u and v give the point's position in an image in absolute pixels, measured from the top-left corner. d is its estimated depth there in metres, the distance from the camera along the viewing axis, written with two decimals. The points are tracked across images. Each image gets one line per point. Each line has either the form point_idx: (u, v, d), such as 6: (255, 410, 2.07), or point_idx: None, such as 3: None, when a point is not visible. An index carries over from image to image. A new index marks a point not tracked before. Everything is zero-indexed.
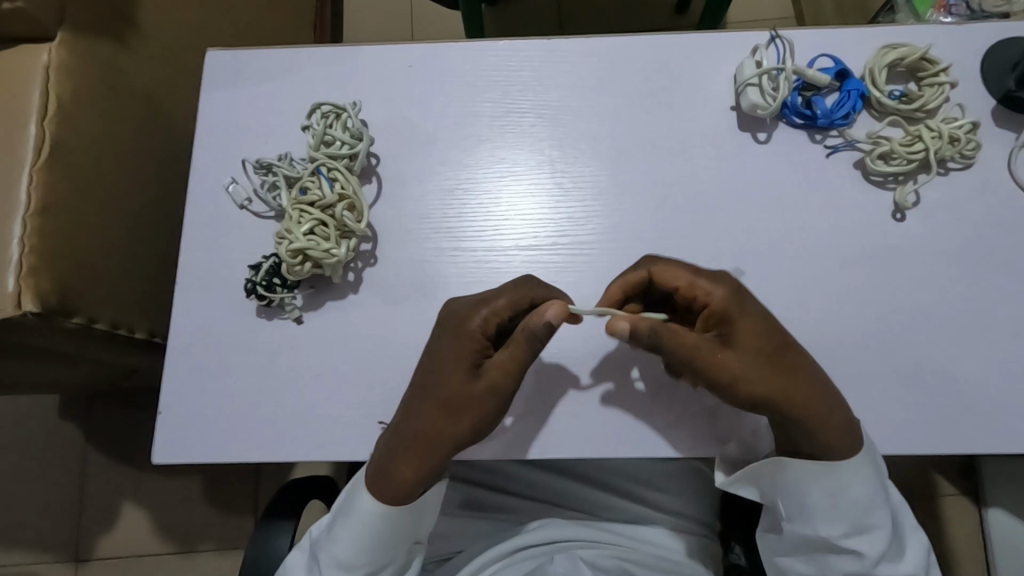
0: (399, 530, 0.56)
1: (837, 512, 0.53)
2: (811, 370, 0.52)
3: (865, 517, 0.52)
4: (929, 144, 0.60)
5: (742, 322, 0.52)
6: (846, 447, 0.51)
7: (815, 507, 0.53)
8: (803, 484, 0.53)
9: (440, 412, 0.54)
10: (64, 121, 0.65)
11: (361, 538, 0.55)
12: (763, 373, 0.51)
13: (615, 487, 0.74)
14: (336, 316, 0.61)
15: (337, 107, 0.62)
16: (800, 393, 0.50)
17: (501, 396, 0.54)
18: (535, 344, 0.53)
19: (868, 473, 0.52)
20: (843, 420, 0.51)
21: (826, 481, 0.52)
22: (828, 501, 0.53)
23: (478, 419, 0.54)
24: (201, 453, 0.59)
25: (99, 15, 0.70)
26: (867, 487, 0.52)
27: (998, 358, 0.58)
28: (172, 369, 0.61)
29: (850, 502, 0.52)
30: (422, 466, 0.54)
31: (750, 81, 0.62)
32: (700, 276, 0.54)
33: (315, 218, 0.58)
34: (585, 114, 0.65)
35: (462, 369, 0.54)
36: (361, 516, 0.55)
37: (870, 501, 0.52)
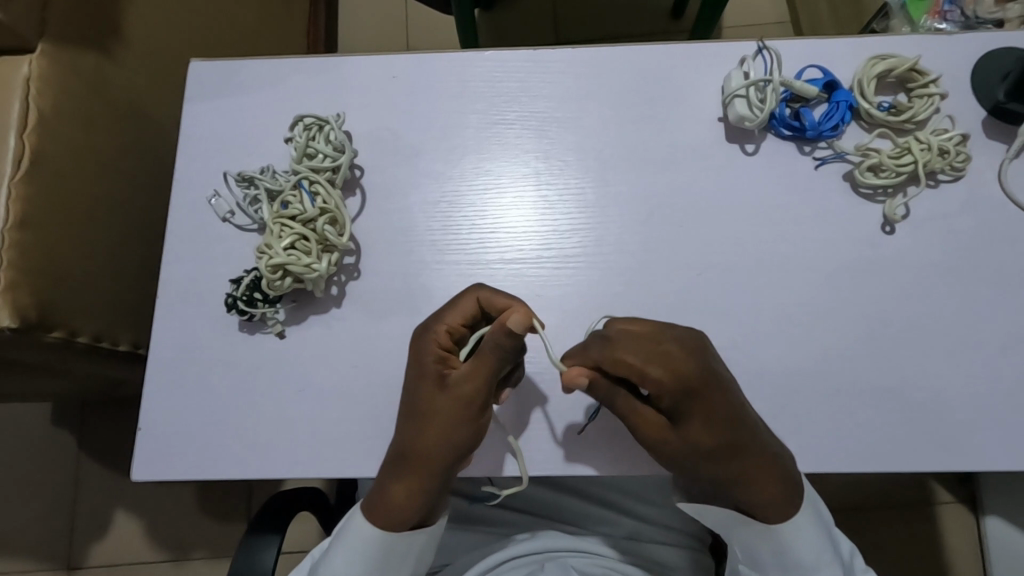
0: (394, 556, 0.55)
1: (786, 568, 0.54)
2: (751, 460, 0.50)
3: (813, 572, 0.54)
4: (918, 157, 0.59)
5: (692, 418, 0.49)
6: (777, 517, 0.52)
7: (768, 563, 0.55)
8: (757, 546, 0.54)
9: (425, 431, 0.52)
10: (45, 133, 0.65)
11: (358, 562, 0.55)
12: (703, 461, 0.50)
13: (601, 499, 0.73)
14: (318, 330, 0.60)
15: (320, 119, 0.61)
16: (741, 476, 0.50)
17: (473, 408, 0.51)
18: (500, 353, 0.50)
19: (810, 529, 0.53)
20: (784, 493, 0.51)
21: (772, 544, 0.54)
22: (777, 561, 0.54)
23: (467, 431, 0.52)
24: (182, 470, 0.58)
25: (82, 26, 0.70)
26: (815, 545, 0.53)
27: (988, 373, 0.57)
28: (154, 384, 0.60)
29: (797, 560, 0.54)
30: (414, 490, 0.52)
31: (737, 92, 0.61)
32: (650, 368, 0.48)
33: (296, 233, 0.57)
34: (572, 125, 0.65)
35: (432, 383, 0.52)
36: (359, 543, 0.54)
37: (817, 558, 0.54)
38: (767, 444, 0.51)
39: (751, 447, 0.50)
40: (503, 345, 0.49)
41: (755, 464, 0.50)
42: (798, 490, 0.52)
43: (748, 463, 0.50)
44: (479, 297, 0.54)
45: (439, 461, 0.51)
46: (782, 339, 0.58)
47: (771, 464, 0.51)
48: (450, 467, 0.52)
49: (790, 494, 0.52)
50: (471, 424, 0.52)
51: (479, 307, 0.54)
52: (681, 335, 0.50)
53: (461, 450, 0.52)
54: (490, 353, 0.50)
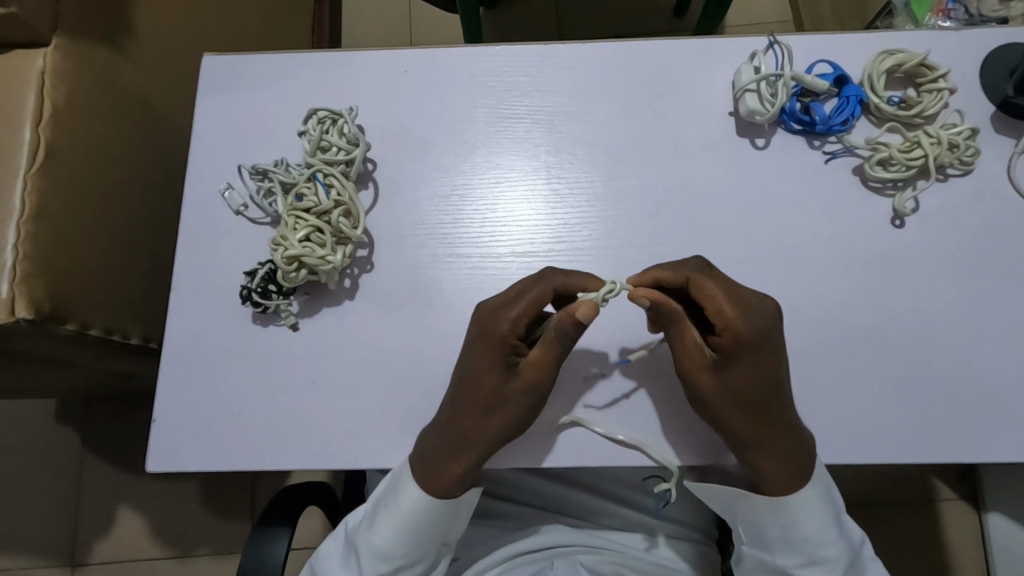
0: (440, 522, 0.57)
1: (788, 543, 0.55)
2: (786, 420, 0.52)
3: (814, 549, 0.55)
4: (928, 150, 0.59)
5: (747, 363, 0.52)
6: (778, 486, 0.54)
7: (771, 538, 0.56)
8: (761, 519, 0.56)
9: (485, 410, 0.54)
10: (59, 126, 0.65)
11: (407, 528, 0.56)
12: (737, 409, 0.52)
13: (612, 492, 0.73)
14: (332, 323, 0.61)
15: (333, 113, 0.62)
16: (765, 435, 0.52)
17: (540, 389, 0.54)
18: (565, 340, 0.52)
19: (817, 505, 0.54)
20: (791, 469, 0.53)
21: (777, 516, 0.55)
22: (779, 533, 0.55)
23: (527, 412, 0.54)
24: (196, 461, 0.59)
25: (94, 20, 0.70)
26: (817, 522, 0.54)
27: (997, 365, 0.58)
28: (168, 376, 0.60)
29: (800, 537, 0.55)
30: (470, 464, 0.55)
31: (748, 86, 0.62)
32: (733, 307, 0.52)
33: (310, 225, 0.57)
34: (582, 119, 0.65)
35: (497, 365, 0.54)
36: (408, 508, 0.56)
37: (822, 536, 0.54)
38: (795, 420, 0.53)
39: (789, 413, 0.53)
40: (569, 334, 0.51)
41: (780, 430, 0.52)
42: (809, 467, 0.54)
43: (772, 424, 0.52)
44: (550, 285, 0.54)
45: (496, 435, 0.54)
46: (793, 332, 0.59)
47: (791, 435, 0.52)
48: (503, 442, 0.55)
49: (795, 471, 0.53)
50: (531, 402, 0.54)
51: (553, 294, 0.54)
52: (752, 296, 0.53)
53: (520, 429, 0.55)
54: (556, 342, 0.52)
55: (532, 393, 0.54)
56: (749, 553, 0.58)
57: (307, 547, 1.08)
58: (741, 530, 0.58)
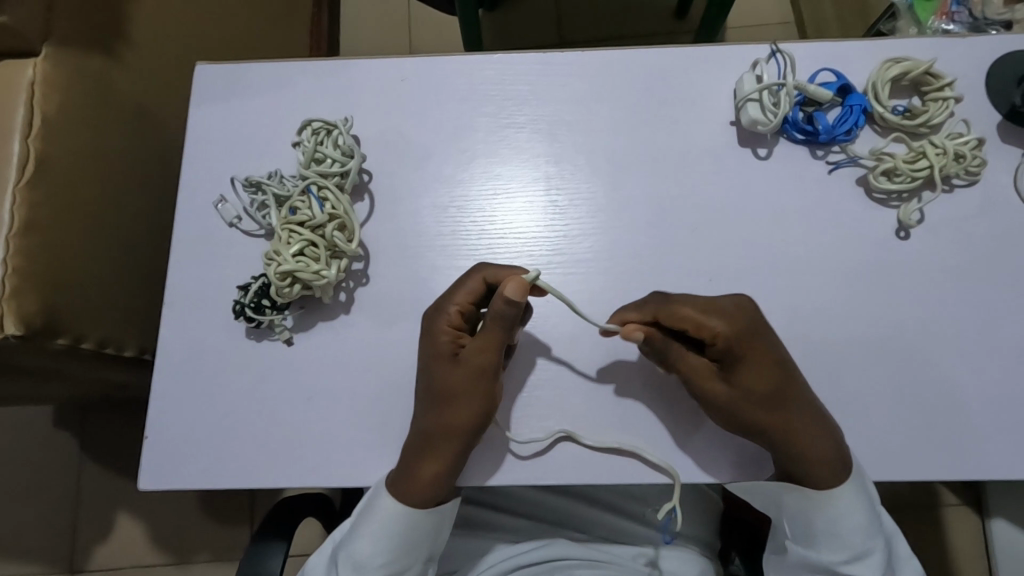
0: (420, 530, 0.55)
1: (836, 537, 0.54)
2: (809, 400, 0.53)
3: (862, 542, 0.53)
4: (933, 160, 0.58)
5: (748, 359, 0.52)
6: (828, 479, 0.52)
7: (818, 533, 0.54)
8: (807, 516, 0.54)
9: (441, 402, 0.54)
10: (50, 137, 0.64)
11: (384, 537, 0.55)
12: (758, 408, 0.52)
13: (608, 504, 0.73)
14: (326, 337, 0.60)
15: (328, 123, 0.60)
16: (793, 430, 0.51)
17: (489, 376, 0.54)
18: (503, 322, 0.52)
19: (862, 501, 0.53)
20: (833, 456, 0.52)
21: (823, 512, 0.53)
22: (827, 528, 0.54)
23: (483, 399, 0.53)
24: (189, 478, 0.58)
25: (87, 28, 0.69)
26: (864, 516, 0.53)
27: (1004, 379, 0.57)
28: (160, 391, 0.59)
29: (846, 531, 0.53)
30: (437, 464, 0.54)
31: (750, 96, 0.61)
32: (709, 314, 0.53)
33: (304, 239, 0.56)
34: (582, 129, 0.64)
35: (446, 355, 0.55)
36: (383, 518, 0.55)
37: (866, 527, 0.53)
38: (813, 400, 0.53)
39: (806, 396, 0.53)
40: (505, 315, 0.52)
41: (804, 417, 0.52)
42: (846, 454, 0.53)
43: (796, 418, 0.52)
44: (484, 275, 0.55)
45: (455, 428, 0.53)
46: (796, 345, 0.58)
47: (820, 421, 0.52)
48: (466, 437, 0.53)
49: (838, 454, 0.52)
50: (481, 390, 0.53)
51: (486, 284, 0.55)
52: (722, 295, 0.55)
53: (481, 419, 0.54)
54: (495, 325, 0.53)
55: (480, 379, 0.53)
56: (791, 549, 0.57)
57: (305, 554, 1.08)
58: (787, 527, 0.56)
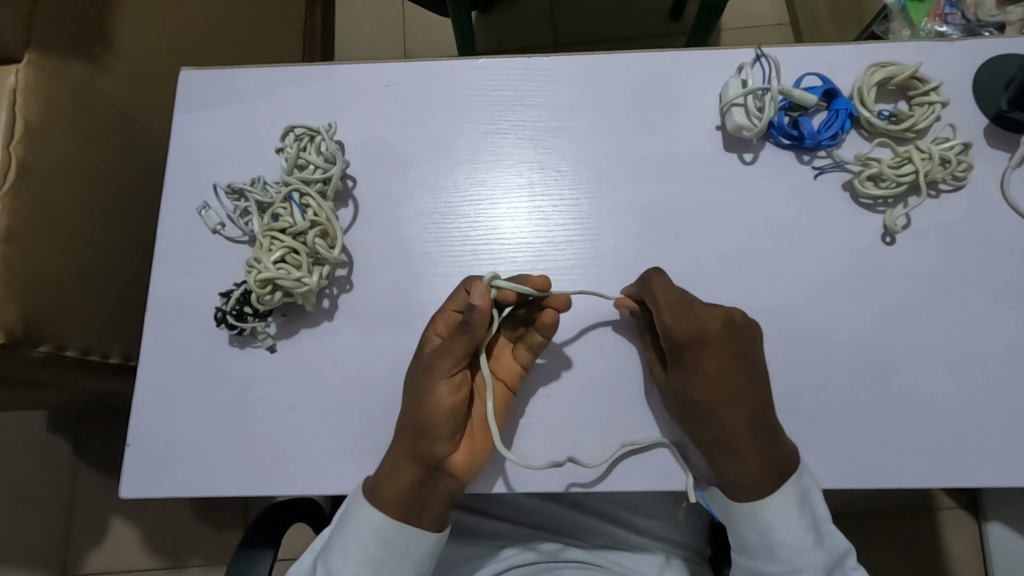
0: (395, 548, 0.55)
1: (768, 550, 0.54)
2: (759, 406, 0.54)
3: (793, 558, 0.53)
4: (919, 166, 0.58)
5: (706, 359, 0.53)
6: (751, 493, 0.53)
7: (753, 545, 0.54)
8: (743, 528, 0.54)
9: (409, 409, 0.54)
10: (32, 144, 0.64)
11: (360, 550, 0.55)
12: (710, 407, 0.53)
13: (601, 511, 0.72)
14: (309, 344, 0.59)
15: (311, 130, 0.60)
16: (733, 440, 0.53)
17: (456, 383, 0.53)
18: (466, 332, 0.52)
19: (792, 515, 0.53)
20: (759, 474, 0.53)
21: (754, 524, 0.54)
22: (759, 541, 0.54)
23: (449, 410, 0.53)
24: (170, 487, 0.57)
25: (71, 35, 0.69)
26: (795, 530, 0.53)
27: (991, 387, 0.56)
28: (142, 399, 0.59)
29: (778, 544, 0.53)
30: (400, 471, 0.54)
31: (735, 101, 0.60)
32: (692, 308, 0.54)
33: (286, 246, 0.56)
34: (567, 135, 0.64)
35: (422, 362, 0.54)
36: (365, 530, 0.55)
37: (800, 542, 0.53)
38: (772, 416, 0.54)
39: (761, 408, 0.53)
40: (471, 324, 0.52)
41: (741, 431, 0.53)
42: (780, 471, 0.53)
43: (740, 429, 0.53)
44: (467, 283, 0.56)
45: (418, 440, 0.53)
46: (781, 352, 0.57)
47: (759, 441, 0.53)
48: (428, 448, 0.53)
49: (766, 475, 0.53)
50: (445, 403, 0.53)
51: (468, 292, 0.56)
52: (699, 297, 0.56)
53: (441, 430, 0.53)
54: (458, 336, 0.53)
55: (445, 392, 0.53)
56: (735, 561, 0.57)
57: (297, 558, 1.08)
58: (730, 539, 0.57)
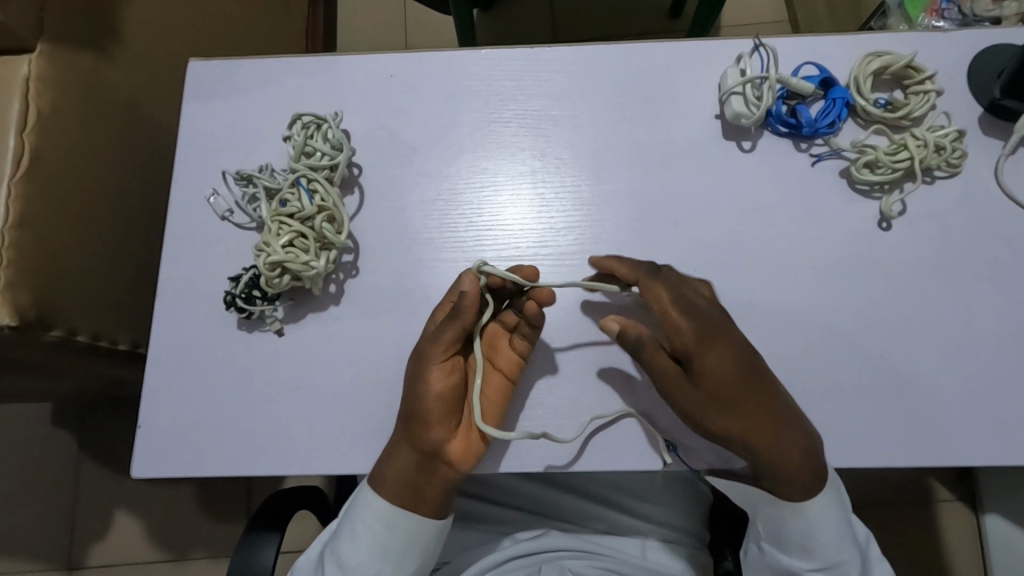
0: (398, 535, 0.56)
1: (808, 548, 0.55)
2: (780, 399, 0.53)
3: (834, 553, 0.55)
4: (914, 152, 0.59)
5: (711, 356, 0.54)
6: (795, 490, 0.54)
7: (790, 542, 0.56)
8: (781, 525, 0.56)
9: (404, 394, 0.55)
10: (43, 132, 0.65)
11: (363, 535, 0.56)
12: (726, 411, 0.53)
13: (604, 497, 0.73)
14: (316, 328, 0.60)
15: (318, 118, 0.62)
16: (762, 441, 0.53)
17: (444, 367, 0.54)
18: (454, 315, 0.54)
19: (834, 514, 0.54)
20: (806, 466, 0.53)
21: (797, 523, 0.55)
22: (799, 540, 0.55)
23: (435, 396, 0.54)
24: (180, 468, 0.59)
25: (81, 26, 0.70)
26: (836, 528, 0.55)
27: (985, 369, 0.57)
28: (152, 382, 0.60)
29: (822, 542, 0.55)
30: (394, 455, 0.55)
31: (734, 90, 0.61)
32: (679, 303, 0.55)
33: (294, 231, 0.57)
34: (568, 124, 0.65)
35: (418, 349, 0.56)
36: (369, 518, 0.56)
37: (839, 538, 0.55)
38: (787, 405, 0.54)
39: (777, 392, 0.54)
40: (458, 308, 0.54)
41: (772, 428, 0.53)
42: (819, 466, 0.53)
43: (766, 427, 0.52)
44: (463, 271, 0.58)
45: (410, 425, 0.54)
46: (778, 335, 0.58)
47: (793, 426, 0.53)
48: (418, 431, 0.54)
49: (812, 465, 0.53)
50: (433, 385, 0.54)
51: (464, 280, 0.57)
52: (695, 285, 0.57)
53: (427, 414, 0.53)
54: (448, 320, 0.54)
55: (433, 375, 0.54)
56: (763, 551, 0.58)
57: (301, 549, 1.08)
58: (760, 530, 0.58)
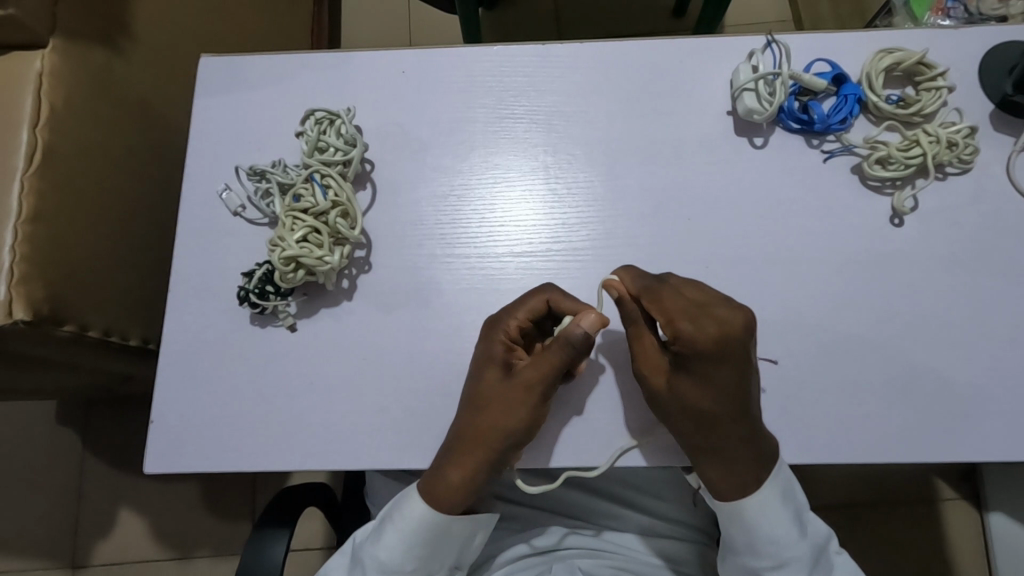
0: (450, 536, 0.57)
1: (752, 547, 0.55)
2: (747, 423, 0.52)
3: (783, 551, 0.54)
4: (927, 149, 0.59)
5: (698, 368, 0.52)
6: (725, 493, 0.54)
7: (741, 541, 0.56)
8: (731, 528, 0.56)
9: (482, 412, 0.54)
10: (57, 128, 0.65)
11: (411, 541, 0.56)
12: (681, 412, 0.53)
13: (613, 494, 0.73)
14: (329, 323, 0.60)
15: (331, 113, 0.62)
16: (710, 444, 0.53)
17: (540, 396, 0.55)
18: (569, 349, 0.53)
19: (775, 508, 0.54)
20: (735, 476, 0.54)
21: (740, 523, 0.55)
22: (746, 539, 0.55)
23: (527, 424, 0.55)
24: (194, 463, 0.59)
25: (92, 22, 0.70)
26: (777, 524, 0.54)
27: (996, 365, 0.58)
28: (165, 377, 0.60)
29: (765, 541, 0.54)
30: (468, 472, 0.54)
31: (746, 85, 0.61)
32: (686, 318, 0.51)
33: (308, 225, 0.57)
34: (580, 120, 0.65)
35: (497, 365, 0.56)
36: (415, 525, 0.56)
37: (784, 536, 0.54)
38: (751, 430, 0.52)
39: (750, 417, 0.52)
40: (572, 344, 0.53)
41: (727, 440, 0.52)
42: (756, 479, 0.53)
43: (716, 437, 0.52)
44: (547, 296, 0.56)
45: (494, 444, 0.54)
46: (792, 330, 0.59)
47: (740, 446, 0.52)
48: (505, 452, 0.55)
49: (738, 481, 0.54)
50: (529, 409, 0.54)
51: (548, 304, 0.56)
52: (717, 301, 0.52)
53: (517, 439, 0.55)
54: (556, 352, 0.54)
55: (528, 399, 0.54)
56: (728, 556, 0.58)
57: (306, 548, 1.08)
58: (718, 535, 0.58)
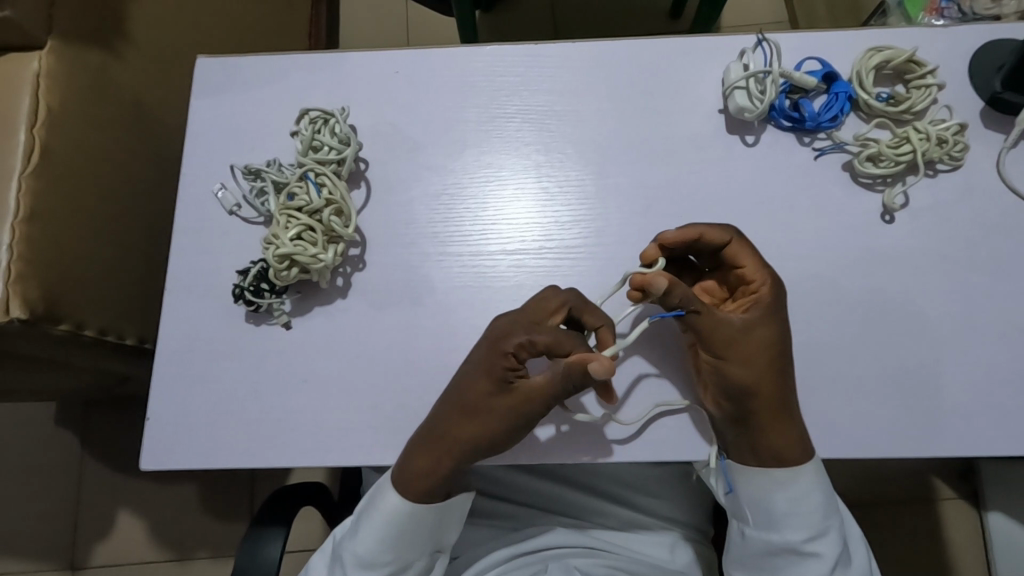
0: (426, 523, 0.57)
1: (796, 516, 0.55)
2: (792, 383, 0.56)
3: (822, 520, 0.55)
4: (917, 145, 0.60)
5: (777, 316, 0.54)
6: (793, 452, 0.54)
7: (780, 513, 0.56)
8: (771, 498, 0.56)
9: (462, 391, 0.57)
10: (53, 128, 0.66)
11: (386, 532, 0.57)
12: (769, 367, 0.53)
13: (606, 491, 0.73)
14: (323, 320, 0.61)
15: (325, 113, 0.62)
16: (777, 403, 0.53)
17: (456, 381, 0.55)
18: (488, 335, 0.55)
19: (820, 477, 0.55)
20: (797, 436, 0.54)
21: (785, 491, 0.55)
22: (789, 507, 0.55)
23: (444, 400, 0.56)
24: (188, 460, 0.59)
25: (90, 25, 0.71)
26: (822, 492, 0.56)
27: (987, 359, 0.58)
28: (161, 376, 0.60)
29: (809, 509, 0.55)
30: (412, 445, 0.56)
31: (737, 84, 0.62)
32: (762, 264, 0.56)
33: (302, 223, 0.58)
34: (572, 119, 0.66)
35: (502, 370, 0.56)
36: (388, 514, 0.57)
37: (824, 505, 0.55)
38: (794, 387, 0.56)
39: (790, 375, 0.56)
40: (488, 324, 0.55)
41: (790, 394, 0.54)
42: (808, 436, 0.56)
43: (785, 388, 0.53)
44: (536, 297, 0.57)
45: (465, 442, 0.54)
46: None
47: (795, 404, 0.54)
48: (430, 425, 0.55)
49: (800, 436, 0.54)
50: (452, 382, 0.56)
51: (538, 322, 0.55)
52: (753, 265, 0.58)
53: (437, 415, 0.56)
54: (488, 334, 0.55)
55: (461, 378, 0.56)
56: (754, 534, 0.57)
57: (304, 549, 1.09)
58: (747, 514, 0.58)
